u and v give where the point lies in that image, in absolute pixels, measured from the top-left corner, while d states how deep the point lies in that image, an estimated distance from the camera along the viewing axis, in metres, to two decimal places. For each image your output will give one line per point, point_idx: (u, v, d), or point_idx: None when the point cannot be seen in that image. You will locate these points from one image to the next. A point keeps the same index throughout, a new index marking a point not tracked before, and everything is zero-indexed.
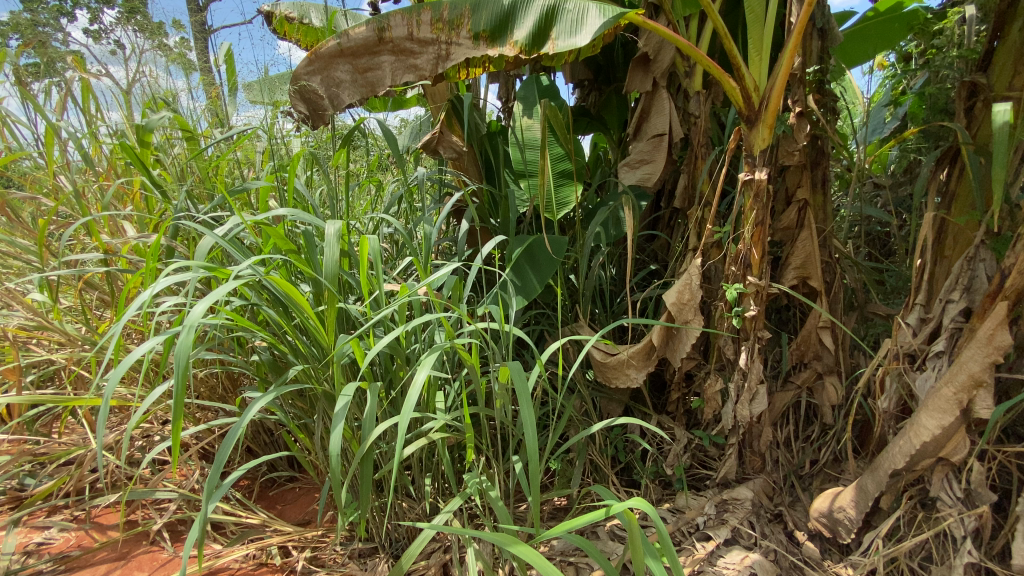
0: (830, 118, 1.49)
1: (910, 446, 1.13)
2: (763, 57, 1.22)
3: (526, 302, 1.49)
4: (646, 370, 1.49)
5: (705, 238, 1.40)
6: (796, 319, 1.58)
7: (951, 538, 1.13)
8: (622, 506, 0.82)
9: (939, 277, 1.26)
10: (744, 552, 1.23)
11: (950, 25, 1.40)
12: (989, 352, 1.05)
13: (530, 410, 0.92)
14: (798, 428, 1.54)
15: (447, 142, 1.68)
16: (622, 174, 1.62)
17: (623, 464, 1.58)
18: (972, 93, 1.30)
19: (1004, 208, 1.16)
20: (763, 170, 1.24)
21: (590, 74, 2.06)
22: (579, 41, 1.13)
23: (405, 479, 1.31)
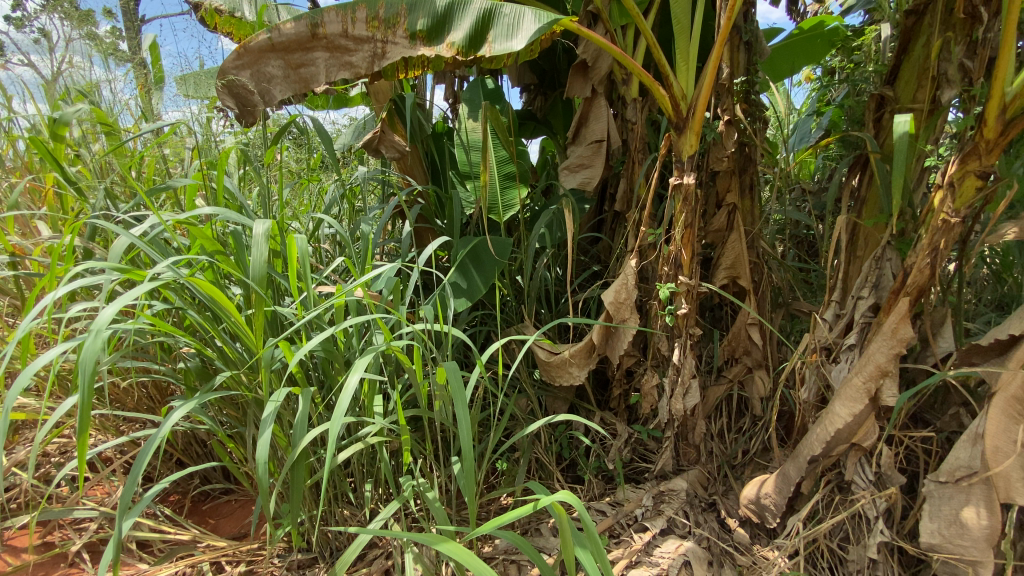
0: (756, 126, 1.58)
1: (825, 433, 1.22)
2: (690, 67, 1.28)
3: (470, 302, 1.49)
4: (587, 368, 1.52)
5: (641, 239, 1.46)
6: (728, 317, 1.66)
7: (865, 518, 1.20)
8: (549, 500, 0.83)
9: (852, 275, 1.36)
10: (678, 541, 1.28)
11: (864, 42, 1.55)
12: (894, 344, 1.13)
13: (464, 409, 0.92)
14: (731, 420, 1.61)
15: (389, 141, 1.66)
16: (563, 177, 1.66)
17: (568, 462, 1.61)
18: (881, 103, 1.40)
19: (904, 211, 1.26)
20: (691, 175, 1.30)
21: (536, 79, 2.08)
22: (515, 45, 1.15)
23: (344, 485, 1.28)
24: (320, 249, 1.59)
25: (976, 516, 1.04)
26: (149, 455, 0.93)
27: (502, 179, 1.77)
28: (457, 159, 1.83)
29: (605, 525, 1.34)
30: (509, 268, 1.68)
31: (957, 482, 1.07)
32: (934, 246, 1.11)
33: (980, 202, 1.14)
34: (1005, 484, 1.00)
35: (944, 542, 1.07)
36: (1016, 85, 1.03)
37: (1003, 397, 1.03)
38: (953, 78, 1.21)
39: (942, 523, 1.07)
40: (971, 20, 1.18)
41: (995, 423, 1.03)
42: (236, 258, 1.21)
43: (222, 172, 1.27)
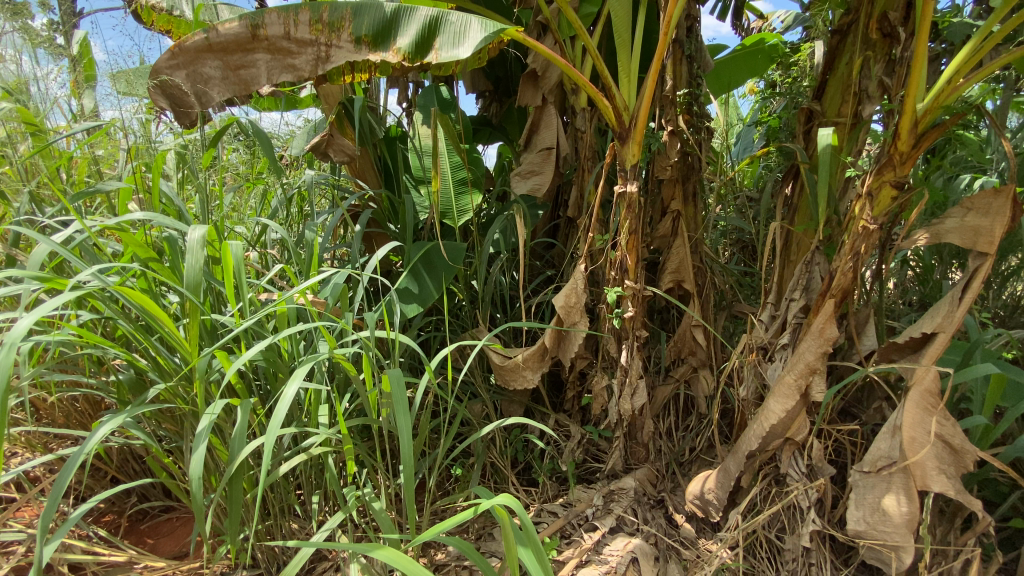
0: (698, 137, 1.65)
1: (761, 429, 1.28)
2: (632, 79, 1.32)
3: (423, 308, 1.46)
4: (541, 371, 1.54)
5: (589, 245, 1.50)
6: (675, 319, 1.73)
7: (798, 509, 1.27)
8: (490, 503, 0.84)
9: (786, 278, 1.43)
10: (627, 538, 1.32)
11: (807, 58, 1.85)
12: (822, 343, 1.20)
13: (406, 417, 0.92)
14: (678, 419, 1.67)
15: (338, 145, 1.62)
16: (514, 183, 1.67)
17: (523, 465, 1.62)
18: (810, 117, 1.46)
19: (830, 218, 1.34)
20: (634, 184, 1.35)
21: (490, 85, 2.09)
22: (460, 53, 1.15)
23: (290, 498, 1.24)
24: (266, 254, 1.54)
25: (896, 503, 1.08)
26: (72, 472, 0.89)
27: (455, 185, 1.74)
28: (410, 164, 1.81)
29: (557, 527, 1.37)
30: (464, 273, 1.67)
31: (878, 471, 1.12)
32: (855, 251, 1.18)
33: (896, 210, 1.22)
34: (921, 473, 1.06)
35: (869, 529, 1.11)
36: (925, 102, 1.11)
37: (918, 391, 1.10)
38: (874, 94, 1.29)
39: (867, 510, 1.12)
40: (888, 41, 1.26)
41: (912, 415, 1.09)
42: (171, 265, 1.16)
43: (156, 176, 1.23)
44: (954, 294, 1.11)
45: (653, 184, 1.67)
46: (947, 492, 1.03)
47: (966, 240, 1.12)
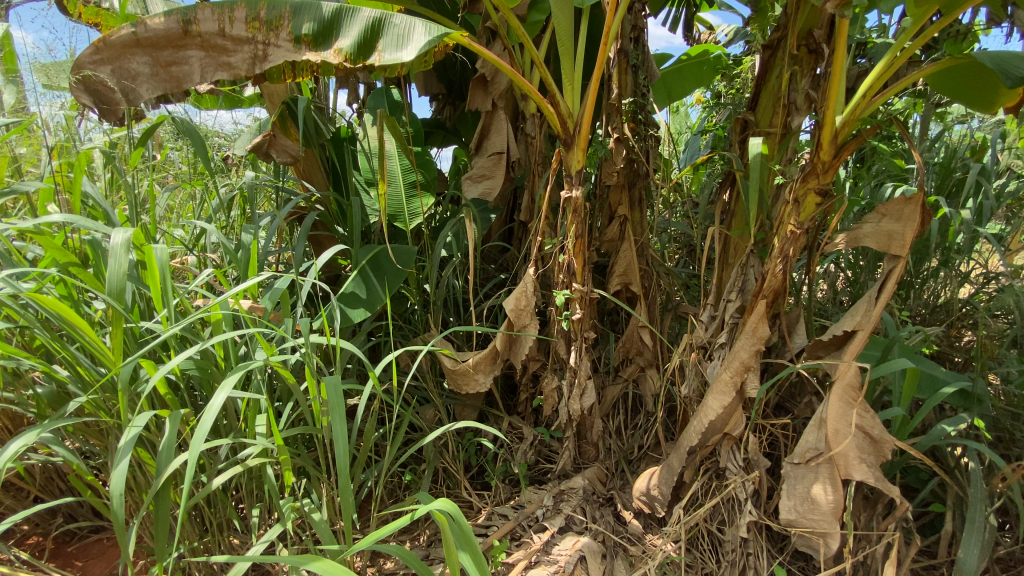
0: (644, 144, 1.70)
1: (702, 425, 1.33)
2: (576, 86, 1.35)
3: (370, 313, 1.43)
4: (493, 374, 1.54)
5: (538, 248, 1.51)
6: (623, 320, 1.77)
7: (736, 501, 1.32)
8: (427, 508, 0.85)
9: (725, 280, 1.50)
10: (575, 537, 1.34)
11: (743, 71, 1.88)
12: (755, 342, 1.26)
13: (343, 424, 0.91)
14: (627, 418, 1.71)
15: (281, 145, 1.59)
16: (466, 187, 1.68)
17: (476, 469, 1.62)
18: (745, 127, 1.53)
19: (763, 222, 1.41)
20: (579, 189, 1.38)
21: (443, 88, 2.08)
22: (404, 56, 1.15)
23: (229, 511, 1.20)
24: (206, 258, 1.48)
25: (823, 492, 1.14)
26: None
27: (405, 188, 1.72)
28: (359, 165, 1.79)
29: (507, 529, 1.38)
30: (415, 276, 1.64)
31: (807, 462, 1.17)
32: (784, 254, 1.25)
33: (821, 215, 1.30)
34: (845, 462, 1.12)
35: (800, 518, 1.16)
36: (843, 115, 1.19)
37: (840, 385, 1.17)
38: (801, 106, 1.35)
39: (797, 500, 1.17)
40: (813, 56, 1.34)
41: (835, 408, 1.16)
42: (95, 271, 1.11)
43: (79, 176, 1.16)
44: (871, 294, 1.19)
45: (600, 189, 1.71)
46: (867, 480, 1.09)
47: (881, 243, 1.20)
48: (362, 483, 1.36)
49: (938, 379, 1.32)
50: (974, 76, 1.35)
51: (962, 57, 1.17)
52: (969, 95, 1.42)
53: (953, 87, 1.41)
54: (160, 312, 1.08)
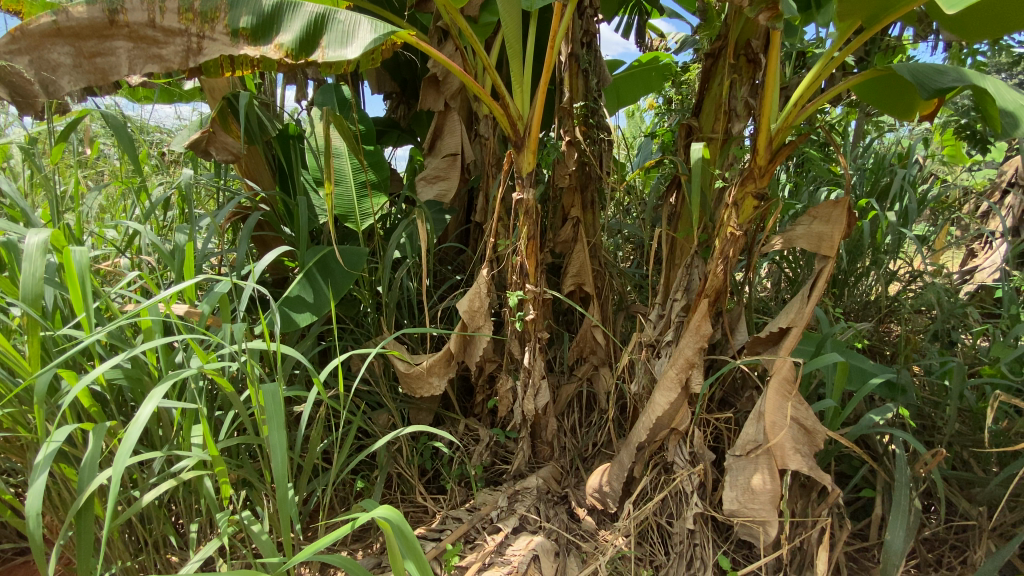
0: (595, 148, 1.73)
1: (649, 420, 1.37)
2: (525, 89, 1.36)
3: (317, 317, 1.39)
4: (447, 377, 1.53)
5: (490, 249, 1.51)
6: (576, 321, 1.80)
7: (683, 494, 1.36)
8: (368, 516, 0.84)
9: (672, 280, 1.54)
10: (529, 537, 1.35)
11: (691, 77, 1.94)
12: (698, 339, 1.31)
13: (281, 435, 0.90)
14: (582, 416, 1.73)
15: (220, 142, 1.56)
16: (420, 188, 1.66)
17: (431, 473, 1.61)
18: (690, 132, 1.57)
19: (707, 224, 1.46)
20: (530, 191, 1.39)
21: (397, 87, 2.05)
22: (348, 53, 1.13)
23: (166, 527, 1.14)
24: (139, 261, 1.40)
25: (762, 482, 1.19)
26: None
27: (356, 187, 1.68)
28: (308, 164, 1.74)
29: (461, 532, 1.37)
30: (368, 277, 1.61)
31: (747, 454, 1.22)
32: (725, 256, 1.30)
33: (759, 218, 1.36)
34: (781, 452, 1.17)
35: (741, 508, 1.21)
36: (777, 122, 1.25)
37: (777, 379, 1.22)
38: (741, 113, 1.41)
39: (739, 491, 1.22)
40: (752, 66, 1.39)
41: (772, 402, 1.21)
42: (9, 275, 1.03)
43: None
44: (804, 293, 1.25)
45: (554, 191, 1.73)
46: (801, 469, 1.15)
47: (812, 244, 1.27)
48: (311, 492, 1.32)
49: (866, 371, 1.40)
50: (896, 87, 1.44)
51: (886, 68, 1.25)
52: (892, 107, 1.51)
53: (877, 98, 1.50)
54: (79, 318, 1.01)
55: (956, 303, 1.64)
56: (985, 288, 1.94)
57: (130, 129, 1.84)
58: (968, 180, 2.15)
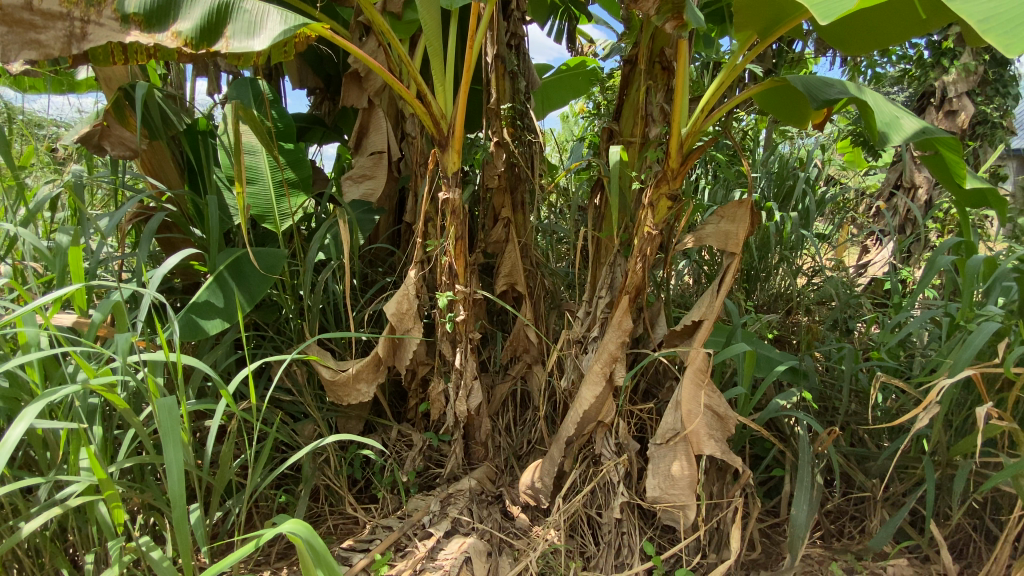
0: (523, 149, 1.75)
1: (577, 415, 1.40)
2: (447, 87, 1.36)
3: (228, 324, 1.31)
4: (376, 383, 1.47)
5: (418, 249, 1.48)
6: (509, 320, 1.81)
7: (611, 485, 1.40)
8: (278, 530, 0.82)
9: (598, 278, 1.59)
10: (461, 539, 1.34)
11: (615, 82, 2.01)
12: (620, 334, 1.36)
13: (178, 450, 0.88)
14: (516, 414, 1.74)
15: (115, 137, 1.46)
16: (344, 187, 1.60)
17: (361, 483, 1.55)
18: (611, 136, 1.62)
19: (629, 224, 1.52)
20: (456, 191, 1.39)
21: (320, 82, 1.97)
22: (255, 44, 1.08)
23: (53, 560, 1.03)
24: (19, 267, 1.26)
25: (681, 468, 1.25)
26: None
27: (275, 187, 1.60)
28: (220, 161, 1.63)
29: (391, 540, 1.34)
30: (288, 280, 1.53)
31: (667, 442, 1.28)
32: (644, 254, 1.36)
33: (674, 218, 1.43)
34: (696, 438, 1.24)
35: (663, 494, 1.26)
36: (687, 127, 1.32)
37: (692, 369, 1.28)
38: (657, 118, 1.48)
39: (660, 478, 1.27)
40: (666, 73, 1.46)
41: (688, 391, 1.26)
42: None
43: None
44: (714, 287, 1.33)
45: (483, 191, 1.73)
46: (715, 453, 1.22)
47: (720, 242, 1.35)
48: (225, 510, 1.23)
49: (773, 359, 1.50)
50: (790, 98, 1.57)
51: (782, 78, 1.35)
52: (789, 116, 1.64)
53: (775, 107, 1.62)
54: None
55: (851, 294, 1.80)
56: (876, 280, 2.15)
57: (19, 119, 1.74)
58: (861, 183, 2.37)
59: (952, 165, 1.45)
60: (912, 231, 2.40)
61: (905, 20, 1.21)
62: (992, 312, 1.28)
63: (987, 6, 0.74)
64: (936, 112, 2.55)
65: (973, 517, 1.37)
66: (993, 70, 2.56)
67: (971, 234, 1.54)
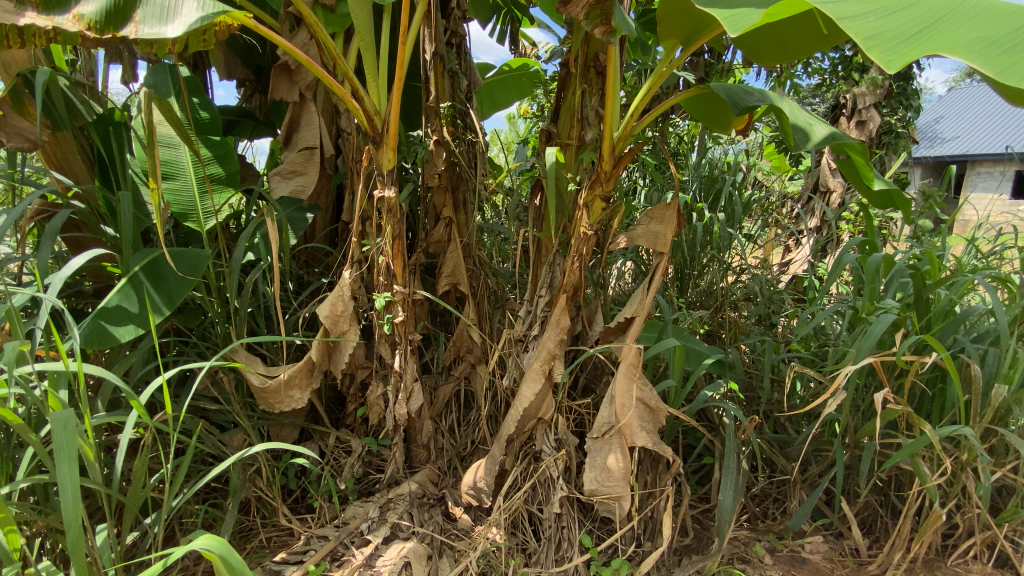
0: (464, 149, 1.74)
1: (517, 413, 1.42)
2: (380, 83, 1.33)
3: (141, 329, 1.23)
4: (310, 389, 1.42)
5: (354, 248, 1.44)
6: (451, 321, 1.79)
7: (551, 481, 1.42)
8: (193, 546, 0.81)
9: (538, 278, 1.61)
10: (401, 544, 1.32)
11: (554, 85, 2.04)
12: (559, 332, 1.39)
13: (73, 467, 0.82)
14: (459, 415, 1.72)
15: (11, 127, 1.34)
16: (274, 184, 1.53)
17: (296, 493, 1.49)
18: (549, 137, 1.64)
19: (566, 224, 1.54)
20: (392, 189, 1.36)
21: (250, 74, 1.88)
22: (167, 31, 1.02)
23: None
24: None
25: (616, 461, 1.29)
26: None
27: (198, 183, 1.51)
28: (135, 154, 1.53)
29: (326, 550, 1.29)
30: (213, 282, 1.44)
31: (603, 436, 1.31)
32: (580, 254, 1.39)
33: (608, 218, 1.48)
34: (630, 431, 1.28)
35: (600, 487, 1.30)
36: (618, 131, 1.36)
37: (625, 364, 1.31)
38: (592, 121, 1.51)
39: (597, 471, 1.30)
40: (600, 78, 1.50)
41: (621, 385, 1.30)
42: None
43: None
44: (645, 284, 1.38)
45: (423, 191, 1.70)
46: (647, 444, 1.26)
47: (650, 242, 1.40)
48: (142, 528, 1.15)
49: (702, 353, 1.57)
50: (715, 105, 1.65)
51: (706, 86, 1.41)
52: (714, 122, 1.73)
53: (703, 113, 1.71)
54: None
55: (773, 291, 1.92)
56: (796, 277, 2.30)
57: None
58: (784, 187, 2.53)
59: (862, 167, 1.58)
60: (828, 232, 2.59)
61: (810, 35, 1.30)
62: (889, 305, 1.41)
63: (873, 24, 0.79)
64: (849, 122, 2.76)
65: (879, 494, 1.49)
66: (898, 84, 2.80)
67: (875, 234, 1.69)
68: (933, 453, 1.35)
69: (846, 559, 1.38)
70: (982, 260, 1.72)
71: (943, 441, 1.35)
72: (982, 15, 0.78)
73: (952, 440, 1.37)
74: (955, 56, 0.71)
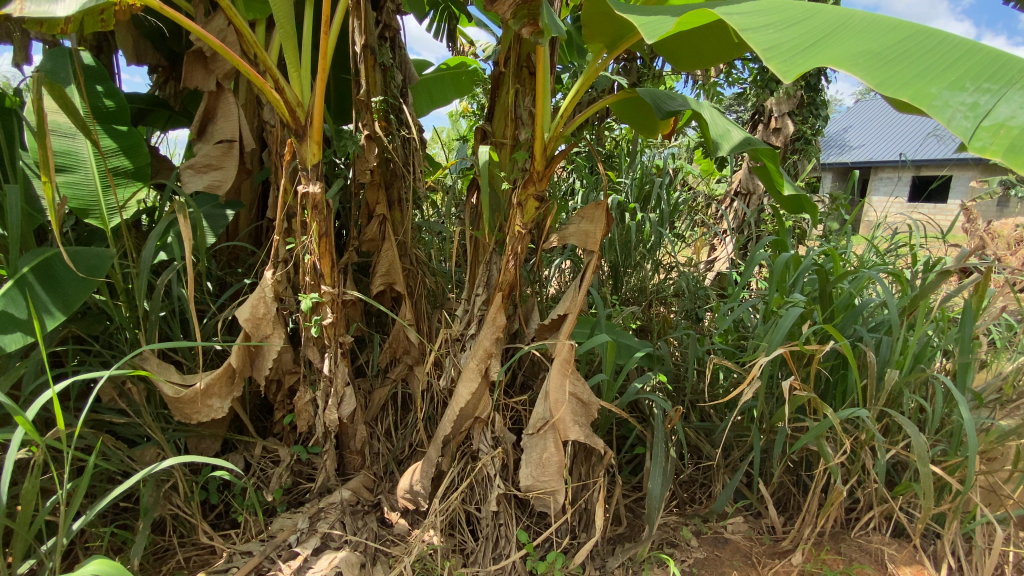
0: (397, 144, 1.70)
1: (453, 413, 1.40)
2: (303, 75, 1.28)
3: (31, 338, 1.11)
4: (231, 397, 1.34)
5: (277, 247, 1.37)
6: (385, 322, 1.75)
7: (488, 479, 1.42)
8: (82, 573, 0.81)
9: (473, 277, 1.60)
10: (332, 554, 1.27)
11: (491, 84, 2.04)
12: (494, 331, 1.39)
13: None
14: (396, 418, 1.69)
15: None
16: (187, 178, 1.43)
17: (219, 508, 1.41)
18: (484, 136, 1.64)
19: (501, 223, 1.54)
20: (316, 184, 1.30)
21: (163, 60, 1.75)
22: (56, 10, 0.93)
23: None
24: None
25: (551, 457, 1.31)
26: None
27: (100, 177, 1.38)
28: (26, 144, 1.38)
29: (251, 566, 1.23)
30: (120, 285, 1.33)
31: (538, 431, 1.33)
32: (515, 252, 1.40)
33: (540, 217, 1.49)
34: (563, 425, 1.30)
35: (535, 482, 1.31)
36: (549, 131, 1.38)
37: (559, 360, 1.33)
38: (526, 121, 1.53)
39: (533, 467, 1.32)
40: (533, 78, 1.51)
41: (554, 380, 1.32)
42: None
43: None
44: (577, 282, 1.41)
45: (354, 188, 1.65)
46: (579, 437, 1.29)
47: (581, 241, 1.43)
48: (35, 558, 1.04)
49: (632, 347, 1.63)
50: (642, 109, 1.71)
51: (633, 90, 1.44)
52: (643, 125, 1.79)
53: (632, 117, 1.77)
54: None
55: (699, 287, 2.02)
56: (721, 274, 2.43)
57: None
58: (709, 188, 2.67)
59: (774, 174, 1.70)
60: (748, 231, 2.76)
61: (723, 44, 1.38)
62: (797, 299, 1.53)
63: (773, 37, 0.85)
64: (766, 129, 2.96)
65: (792, 474, 1.61)
66: (809, 94, 3.02)
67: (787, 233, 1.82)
68: (836, 434, 1.47)
69: (763, 537, 1.49)
70: (879, 257, 1.89)
71: (845, 423, 1.48)
72: (868, 31, 0.85)
73: (852, 421, 1.50)
74: (843, 69, 0.77)
